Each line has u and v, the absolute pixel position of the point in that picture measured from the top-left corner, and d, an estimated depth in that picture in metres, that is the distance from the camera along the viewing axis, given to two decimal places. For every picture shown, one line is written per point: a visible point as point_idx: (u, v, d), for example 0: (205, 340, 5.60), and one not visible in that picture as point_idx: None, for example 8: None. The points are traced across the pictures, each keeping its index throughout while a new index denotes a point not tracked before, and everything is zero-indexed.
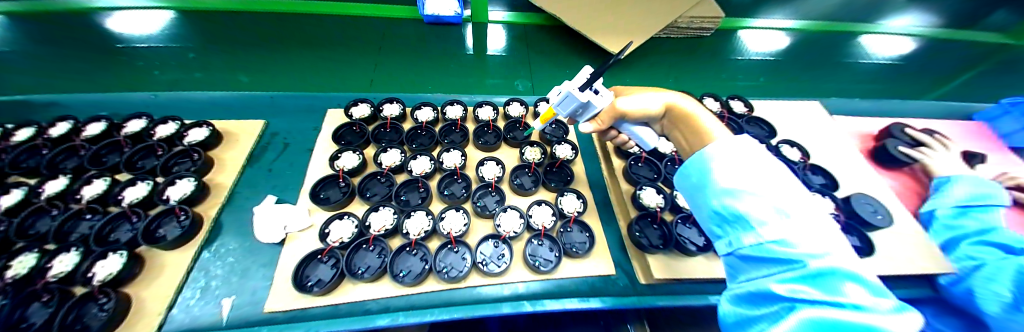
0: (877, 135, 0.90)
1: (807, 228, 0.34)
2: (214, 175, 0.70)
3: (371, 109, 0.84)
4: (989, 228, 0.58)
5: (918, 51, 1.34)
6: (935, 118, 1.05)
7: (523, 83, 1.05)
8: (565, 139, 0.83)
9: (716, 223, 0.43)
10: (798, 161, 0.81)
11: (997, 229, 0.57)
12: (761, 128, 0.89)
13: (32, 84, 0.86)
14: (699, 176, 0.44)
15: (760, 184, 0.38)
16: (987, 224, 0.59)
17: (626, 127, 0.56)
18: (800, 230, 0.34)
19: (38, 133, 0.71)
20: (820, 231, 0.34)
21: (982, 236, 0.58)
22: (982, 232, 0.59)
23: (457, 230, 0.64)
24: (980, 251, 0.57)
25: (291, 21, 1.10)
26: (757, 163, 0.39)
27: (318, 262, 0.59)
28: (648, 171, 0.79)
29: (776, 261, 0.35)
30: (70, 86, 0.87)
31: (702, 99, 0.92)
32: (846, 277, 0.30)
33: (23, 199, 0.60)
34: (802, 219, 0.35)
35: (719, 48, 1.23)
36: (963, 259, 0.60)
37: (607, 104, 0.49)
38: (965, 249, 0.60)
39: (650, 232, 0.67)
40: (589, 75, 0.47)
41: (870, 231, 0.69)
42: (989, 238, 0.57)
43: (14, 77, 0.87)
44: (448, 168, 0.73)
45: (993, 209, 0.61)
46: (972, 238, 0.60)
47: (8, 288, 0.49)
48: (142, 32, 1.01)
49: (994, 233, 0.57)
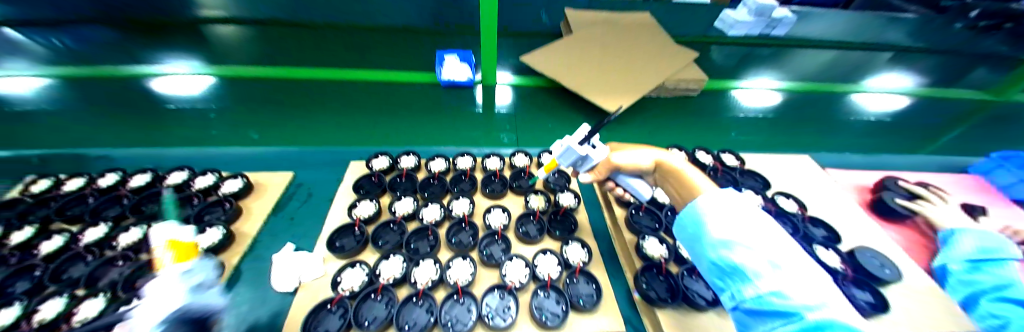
0: (873, 188, 0.93)
1: (802, 280, 0.36)
2: (239, 224, 0.75)
3: (390, 161, 0.90)
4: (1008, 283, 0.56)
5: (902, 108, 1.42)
6: (931, 171, 1.08)
7: (509, 136, 1.13)
8: (567, 188, 0.87)
9: (717, 275, 0.44)
10: (797, 212, 0.83)
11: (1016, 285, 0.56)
12: (755, 180, 0.93)
13: (92, 139, 0.98)
14: (694, 228, 0.47)
15: (751, 236, 0.40)
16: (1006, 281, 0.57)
17: (621, 178, 0.61)
18: (795, 281, 0.36)
19: (88, 183, 0.79)
20: (812, 283, 0.35)
21: (999, 292, 0.56)
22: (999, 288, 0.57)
23: (464, 279, 0.65)
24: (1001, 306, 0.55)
25: (317, 87, 1.26)
26: (748, 218, 0.42)
27: (327, 312, 0.59)
28: (650, 220, 0.81)
29: (777, 314, 0.36)
30: (118, 141, 0.99)
31: (695, 152, 0.98)
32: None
33: (62, 246, 0.65)
34: (793, 270, 0.37)
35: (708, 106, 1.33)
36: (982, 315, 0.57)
37: (602, 156, 0.55)
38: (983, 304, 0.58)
39: (657, 285, 0.67)
40: (587, 132, 0.53)
41: (882, 286, 0.68)
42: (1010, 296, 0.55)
43: (80, 132, 1.00)
44: (456, 216, 0.77)
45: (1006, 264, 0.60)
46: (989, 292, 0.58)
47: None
48: (189, 94, 1.17)
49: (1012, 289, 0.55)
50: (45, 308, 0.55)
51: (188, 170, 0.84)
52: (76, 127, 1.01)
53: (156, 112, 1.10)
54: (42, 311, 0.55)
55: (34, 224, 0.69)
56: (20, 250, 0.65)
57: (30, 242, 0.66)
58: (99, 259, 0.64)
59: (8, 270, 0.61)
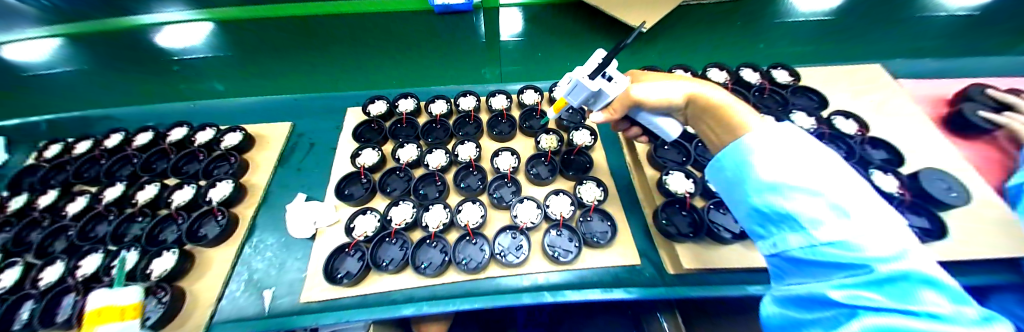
0: (952, 99, 0.83)
1: (878, 229, 0.28)
2: (248, 177, 0.76)
3: (449, 105, 0.85)
4: (774, 214, 0.34)
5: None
6: (1012, 75, 0.92)
7: None
8: (582, 125, 0.79)
9: (758, 222, 0.38)
10: (855, 134, 0.74)
11: (794, 216, 0.32)
12: (809, 99, 0.83)
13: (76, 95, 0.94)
14: (735, 171, 0.38)
15: (818, 179, 0.31)
16: (790, 222, 0.33)
17: (643, 116, 0.49)
18: (868, 230, 0.28)
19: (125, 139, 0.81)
20: (889, 228, 0.28)
21: (770, 224, 0.36)
22: (761, 214, 0.36)
23: (530, 221, 0.63)
24: (770, 236, 0.37)
25: None
26: (802, 149, 0.33)
27: (387, 244, 0.63)
28: (676, 154, 0.73)
29: (836, 266, 0.30)
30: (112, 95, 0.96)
31: (739, 70, 0.87)
32: (924, 283, 0.25)
33: (87, 205, 0.70)
34: (866, 221, 0.28)
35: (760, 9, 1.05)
36: (782, 272, 0.38)
37: (621, 90, 0.45)
38: (784, 242, 0.35)
39: (678, 220, 0.63)
40: (600, 61, 0.44)
41: (943, 211, 0.62)
42: (790, 236, 0.34)
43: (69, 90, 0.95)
44: (540, 150, 0.74)
45: (850, 189, 0.30)
46: (758, 198, 0.36)
47: (80, 286, 0.58)
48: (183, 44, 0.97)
49: (784, 222, 0.34)
50: (85, 263, 0.61)
51: (211, 129, 0.81)
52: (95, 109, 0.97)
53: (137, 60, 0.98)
54: (83, 267, 0.61)
55: (55, 187, 0.73)
56: (47, 213, 0.70)
57: (53, 206, 0.71)
58: (153, 217, 0.68)
59: (45, 231, 0.67)
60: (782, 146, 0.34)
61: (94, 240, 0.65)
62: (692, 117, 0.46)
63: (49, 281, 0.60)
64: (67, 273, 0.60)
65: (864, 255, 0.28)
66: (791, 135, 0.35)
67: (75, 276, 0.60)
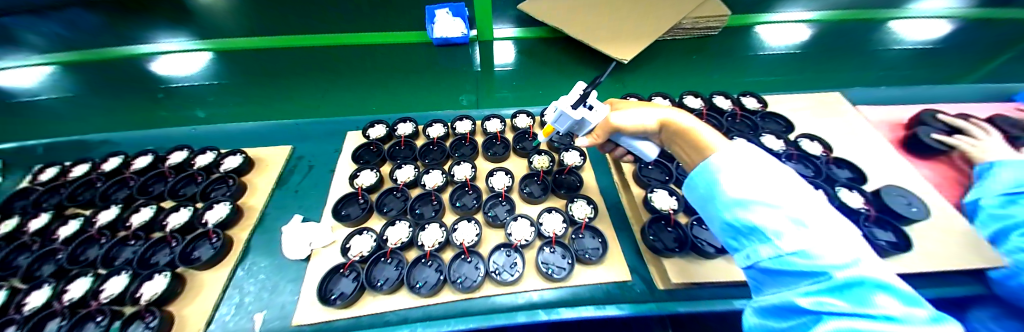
0: (908, 123, 0.90)
1: (829, 238, 0.31)
2: (245, 198, 0.76)
3: (446, 128, 0.89)
4: (743, 227, 0.37)
5: (1001, 30, 1.20)
6: (960, 101, 1.01)
7: None
8: (572, 146, 0.84)
9: (731, 235, 0.41)
10: (821, 155, 0.80)
11: (760, 229, 0.35)
12: (778, 123, 0.90)
13: (65, 120, 0.93)
14: (707, 189, 0.42)
15: (777, 194, 0.35)
16: (757, 234, 0.36)
17: (624, 140, 0.54)
18: (821, 239, 0.31)
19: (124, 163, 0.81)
20: (841, 238, 0.31)
21: (742, 236, 0.39)
22: (733, 227, 0.39)
23: (524, 239, 0.65)
24: (742, 249, 0.40)
25: None
26: (763, 168, 0.37)
27: (382, 264, 0.64)
28: (660, 173, 0.77)
29: (801, 274, 0.32)
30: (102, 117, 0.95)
31: (713, 97, 0.94)
32: (876, 287, 0.27)
33: (77, 230, 0.69)
34: (821, 230, 0.32)
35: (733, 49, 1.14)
36: (759, 284, 0.40)
37: (601, 118, 0.50)
38: (756, 253, 0.37)
39: (665, 236, 0.65)
40: (583, 92, 0.49)
41: (907, 226, 0.66)
42: (760, 246, 0.36)
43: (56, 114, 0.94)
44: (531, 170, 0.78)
45: (807, 204, 0.34)
46: (728, 214, 0.39)
47: (66, 311, 0.56)
48: (184, 73, 1.00)
49: (752, 234, 0.37)
50: (73, 287, 0.60)
51: (211, 152, 0.83)
52: (72, 134, 0.91)
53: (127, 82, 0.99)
54: (71, 291, 0.59)
55: (46, 211, 0.72)
56: (37, 237, 0.69)
57: (43, 230, 0.70)
58: (145, 240, 0.67)
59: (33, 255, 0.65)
60: (746, 166, 0.38)
61: (84, 264, 0.64)
62: (666, 139, 0.50)
63: (33, 306, 0.58)
64: (53, 298, 0.59)
65: (822, 263, 0.30)
66: (750, 154, 0.39)
67: (62, 301, 0.58)
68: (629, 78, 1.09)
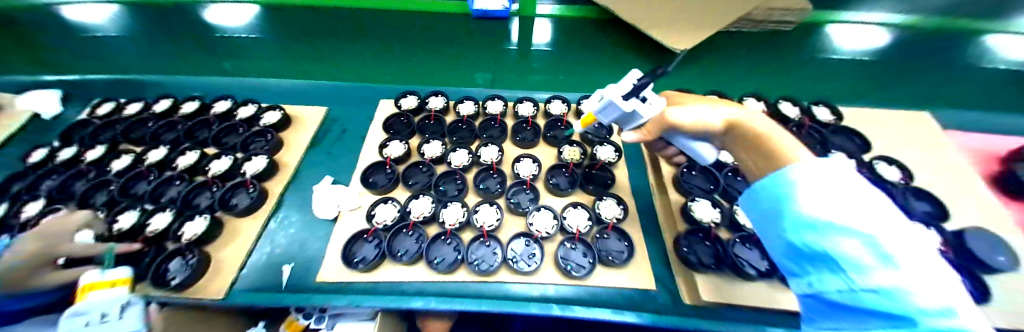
0: (1006, 157, 0.76)
1: (927, 269, 0.25)
2: (281, 155, 0.79)
3: (477, 107, 0.87)
4: (813, 253, 0.33)
5: None
6: None
7: None
8: (608, 140, 0.79)
9: (793, 260, 0.37)
10: (898, 183, 0.71)
11: (839, 258, 0.30)
12: (851, 141, 0.80)
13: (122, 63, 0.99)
14: (773, 201, 0.37)
15: (862, 215, 0.28)
16: (832, 265, 0.31)
17: (681, 140, 0.50)
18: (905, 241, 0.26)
19: (171, 107, 0.85)
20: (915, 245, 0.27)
21: (808, 262, 0.35)
22: (799, 252, 0.35)
23: (546, 231, 0.63)
24: (805, 275, 0.36)
25: None
26: (851, 189, 0.30)
27: (404, 235, 0.65)
28: (704, 181, 0.71)
29: (882, 317, 0.28)
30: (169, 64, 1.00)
31: (778, 103, 0.85)
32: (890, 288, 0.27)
33: (130, 164, 0.76)
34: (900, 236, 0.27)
35: (786, 54, 0.98)
36: (813, 314, 0.36)
37: (654, 113, 0.46)
38: (823, 284, 0.33)
39: (700, 249, 0.61)
40: (635, 84, 0.46)
41: (988, 275, 0.58)
42: (829, 278, 0.32)
43: (120, 54, 0.97)
44: (562, 161, 0.75)
45: (906, 236, 0.27)
46: (797, 236, 0.34)
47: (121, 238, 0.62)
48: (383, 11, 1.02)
49: (822, 262, 0.33)
50: (123, 219, 0.66)
51: (253, 105, 0.86)
52: (133, 74, 0.99)
53: (191, 31, 0.99)
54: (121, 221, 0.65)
55: (104, 144, 0.80)
56: (94, 166, 0.77)
57: (99, 160, 0.77)
58: (190, 183, 0.73)
59: (90, 183, 0.72)
60: (830, 183, 0.31)
61: (132, 198, 0.70)
62: (730, 144, 0.45)
63: (121, 226, 0.64)
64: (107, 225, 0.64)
65: (912, 306, 0.25)
66: (845, 174, 0.32)
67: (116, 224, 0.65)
68: (707, 57, 1.01)
